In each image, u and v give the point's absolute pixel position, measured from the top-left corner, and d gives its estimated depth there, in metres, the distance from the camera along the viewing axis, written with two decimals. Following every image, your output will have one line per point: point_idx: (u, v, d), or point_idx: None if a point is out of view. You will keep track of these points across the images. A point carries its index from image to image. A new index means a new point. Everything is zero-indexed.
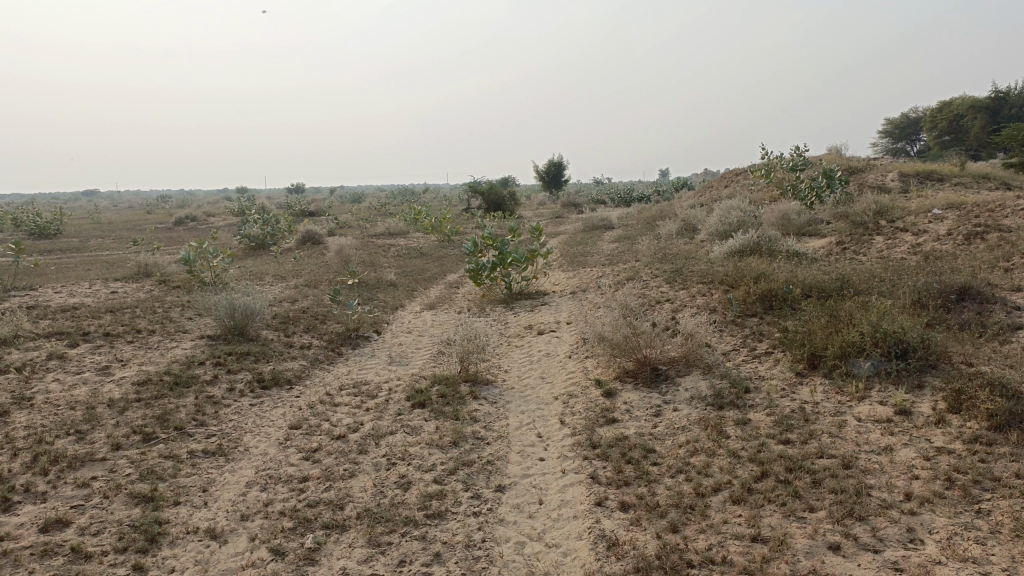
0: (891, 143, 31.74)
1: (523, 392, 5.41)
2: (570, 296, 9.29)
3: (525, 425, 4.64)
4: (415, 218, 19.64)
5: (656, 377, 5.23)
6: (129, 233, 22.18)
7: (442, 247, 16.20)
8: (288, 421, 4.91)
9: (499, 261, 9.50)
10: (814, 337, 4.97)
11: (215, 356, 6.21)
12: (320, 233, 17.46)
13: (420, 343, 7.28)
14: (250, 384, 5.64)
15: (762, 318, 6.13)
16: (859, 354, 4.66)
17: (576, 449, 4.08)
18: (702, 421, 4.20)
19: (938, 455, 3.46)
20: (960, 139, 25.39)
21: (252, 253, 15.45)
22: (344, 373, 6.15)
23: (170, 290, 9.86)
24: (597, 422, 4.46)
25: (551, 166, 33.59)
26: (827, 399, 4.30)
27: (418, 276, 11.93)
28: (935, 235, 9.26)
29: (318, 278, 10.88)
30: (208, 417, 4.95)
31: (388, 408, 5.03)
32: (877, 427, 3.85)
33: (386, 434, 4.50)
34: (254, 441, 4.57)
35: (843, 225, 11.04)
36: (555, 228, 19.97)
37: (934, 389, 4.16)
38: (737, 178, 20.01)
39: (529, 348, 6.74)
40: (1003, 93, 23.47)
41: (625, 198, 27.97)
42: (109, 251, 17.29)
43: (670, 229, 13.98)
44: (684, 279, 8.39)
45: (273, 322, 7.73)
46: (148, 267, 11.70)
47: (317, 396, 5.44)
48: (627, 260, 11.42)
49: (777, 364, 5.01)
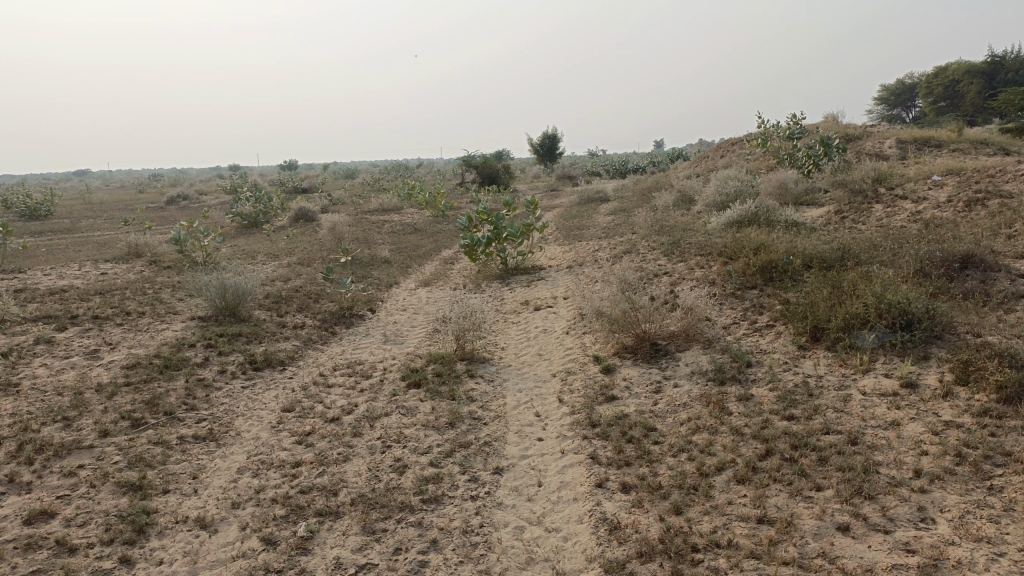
0: (886, 111, 31.50)
1: (521, 369, 5.31)
2: (567, 270, 9.17)
3: (523, 404, 4.54)
4: (409, 194, 19.45)
5: (656, 352, 5.13)
6: (120, 213, 21.96)
7: (436, 222, 16.05)
8: (281, 403, 4.81)
9: (494, 236, 9.38)
10: (816, 309, 4.86)
11: (206, 338, 6.09)
12: (313, 210, 17.28)
13: (415, 321, 7.17)
14: (242, 366, 5.53)
15: (762, 290, 6.02)
16: (863, 326, 4.56)
17: (575, 428, 3.99)
18: (704, 398, 4.11)
19: (946, 429, 3.37)
20: (956, 104, 25.19)
21: (244, 232, 15.28)
22: (338, 353, 6.04)
23: (162, 270, 9.72)
24: (596, 400, 4.37)
25: (545, 138, 33.30)
26: (831, 373, 4.21)
27: (413, 252, 11.79)
28: (935, 202, 9.13)
29: (311, 256, 10.74)
30: (199, 401, 4.85)
31: (383, 389, 4.93)
32: (883, 401, 3.76)
33: (380, 416, 4.40)
34: (246, 425, 4.47)
35: (841, 193, 10.92)
36: (550, 201, 19.81)
37: (941, 360, 4.06)
38: (733, 148, 19.81)
39: (526, 325, 6.63)
40: (1000, 57, 23.23)
41: (619, 169, 27.75)
42: (101, 231, 17.12)
43: (666, 200, 13.83)
44: (682, 251, 8.27)
45: (265, 301, 7.60)
46: (138, 247, 11.54)
47: (311, 377, 5.33)
48: (623, 232, 11.29)
49: (779, 337, 4.91)
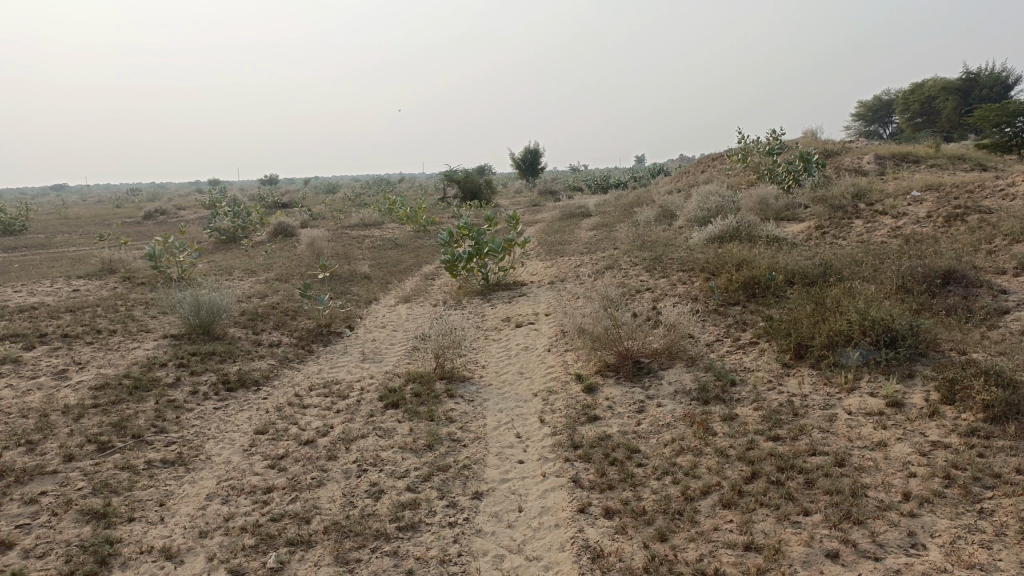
0: (863, 127, 31.88)
1: (501, 388, 5.20)
2: (548, 286, 9.10)
3: (503, 425, 4.43)
4: (390, 208, 19.32)
5: (639, 370, 5.05)
6: (97, 228, 21.64)
7: (417, 237, 15.95)
8: (254, 425, 4.67)
9: (475, 252, 9.28)
10: (800, 325, 4.81)
11: (179, 357, 5.93)
12: (292, 225, 17.11)
13: (394, 338, 7.05)
14: (215, 386, 5.38)
15: (745, 306, 5.97)
16: (847, 343, 4.50)
17: (556, 450, 3.89)
18: (688, 418, 4.03)
19: (934, 450, 3.31)
20: (932, 121, 25.52)
21: (222, 247, 15.07)
22: (315, 372, 5.91)
23: (136, 287, 9.53)
24: (578, 420, 4.27)
25: (527, 154, 33.34)
26: (816, 391, 4.14)
27: (393, 268, 11.67)
28: (915, 217, 9.17)
29: (289, 272, 10.58)
30: (169, 423, 4.70)
31: (359, 409, 4.80)
32: (869, 421, 3.70)
33: (357, 438, 4.28)
34: (218, 449, 4.33)
35: (821, 209, 10.95)
36: (532, 216, 19.78)
37: (926, 378, 4.01)
38: (714, 164, 19.90)
39: (507, 342, 6.53)
40: (973, 75, 23.59)
41: (601, 184, 27.81)
42: (75, 247, 16.83)
43: (648, 215, 13.81)
44: (664, 267, 8.22)
45: (241, 319, 7.45)
46: (112, 263, 11.32)
47: (286, 398, 5.19)
48: (605, 248, 11.24)
49: (763, 354, 4.84)
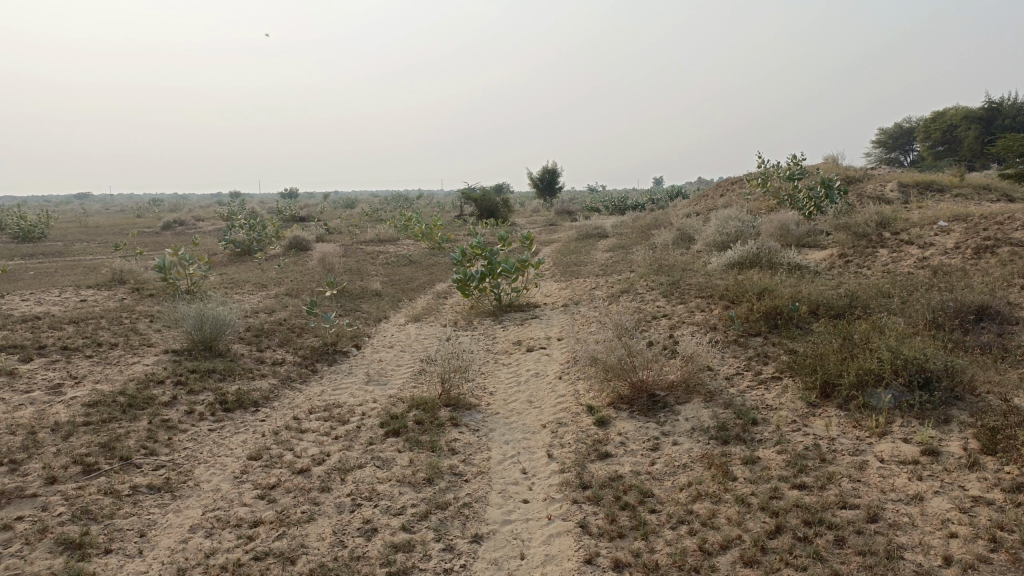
0: (885, 153, 31.52)
1: (508, 418, 4.96)
2: (561, 309, 8.87)
3: (508, 458, 4.19)
4: (406, 224, 19.19)
5: (654, 404, 4.79)
6: (114, 237, 21.62)
7: (432, 255, 15.77)
8: (248, 450, 4.45)
9: (488, 272, 9.08)
10: (826, 362, 4.54)
11: (177, 374, 5.74)
12: (307, 239, 16.99)
13: (401, 359, 6.84)
14: (211, 406, 5.17)
15: (766, 337, 5.71)
16: (877, 383, 4.22)
17: (564, 490, 3.63)
18: (706, 459, 3.77)
19: (975, 507, 3.04)
20: (954, 150, 25.18)
21: (235, 260, 14.97)
22: (316, 393, 5.70)
23: (144, 299, 9.38)
24: (588, 456, 4.02)
25: (545, 172, 33.24)
26: (844, 435, 3.87)
27: (405, 285, 11.48)
28: (942, 248, 8.87)
29: (299, 287, 10.41)
30: (160, 445, 4.48)
31: (359, 436, 4.58)
32: (902, 471, 3.42)
33: (353, 468, 4.04)
34: (207, 475, 4.11)
35: (844, 236, 10.68)
36: (548, 236, 19.57)
37: (963, 426, 3.74)
38: (733, 187, 19.63)
39: (517, 367, 6.30)
40: (997, 103, 23.23)
41: (619, 205, 27.61)
42: (91, 255, 16.80)
43: (666, 238, 13.57)
44: (682, 293, 7.96)
45: (245, 335, 7.26)
46: (122, 274, 11.20)
47: (284, 421, 4.98)
48: (621, 270, 11.01)
49: (786, 391, 4.57)
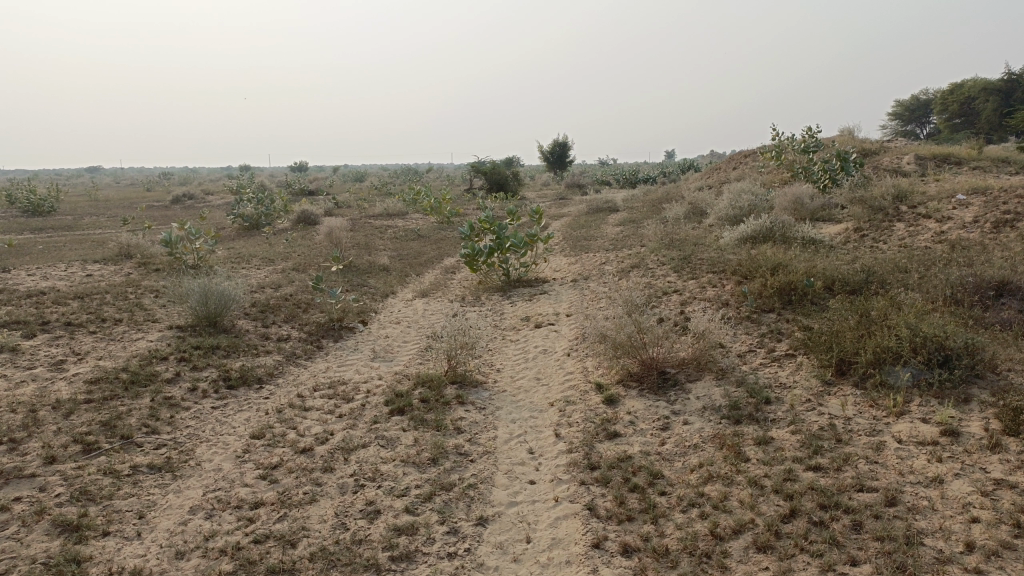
0: (900, 126, 31.00)
1: (516, 396, 4.86)
2: (571, 284, 8.75)
3: (515, 438, 4.11)
4: (414, 198, 19.05)
5: (664, 382, 4.69)
6: (123, 211, 21.58)
7: (441, 229, 15.64)
8: (251, 429, 4.38)
9: (496, 246, 8.96)
10: (842, 339, 4.41)
11: (181, 351, 5.67)
12: (315, 213, 16.89)
13: (408, 336, 6.76)
14: (214, 383, 5.10)
15: (780, 313, 5.58)
16: (895, 361, 4.10)
17: (571, 471, 3.55)
18: (717, 439, 3.67)
19: (998, 490, 2.92)
20: (972, 122, 24.73)
21: (244, 234, 14.89)
22: (322, 370, 5.63)
23: (150, 273, 9.31)
24: (597, 436, 3.93)
25: (555, 146, 32.93)
26: (860, 415, 3.75)
27: (413, 259, 11.38)
28: (960, 222, 8.67)
29: (306, 262, 10.33)
30: (162, 423, 4.42)
31: (363, 415, 4.50)
32: (921, 452, 3.31)
33: (356, 448, 3.97)
34: (209, 454, 4.04)
35: (859, 210, 10.47)
36: (558, 210, 19.39)
37: (984, 405, 3.62)
38: (745, 160, 19.35)
39: (525, 343, 6.20)
40: (1017, 74, 22.72)
41: (630, 179, 27.33)
42: (101, 229, 16.76)
43: (677, 212, 13.39)
44: (693, 268, 7.82)
45: (251, 310, 7.19)
46: (129, 248, 11.14)
47: (288, 399, 4.91)
48: (632, 245, 10.86)
49: (800, 369, 4.45)
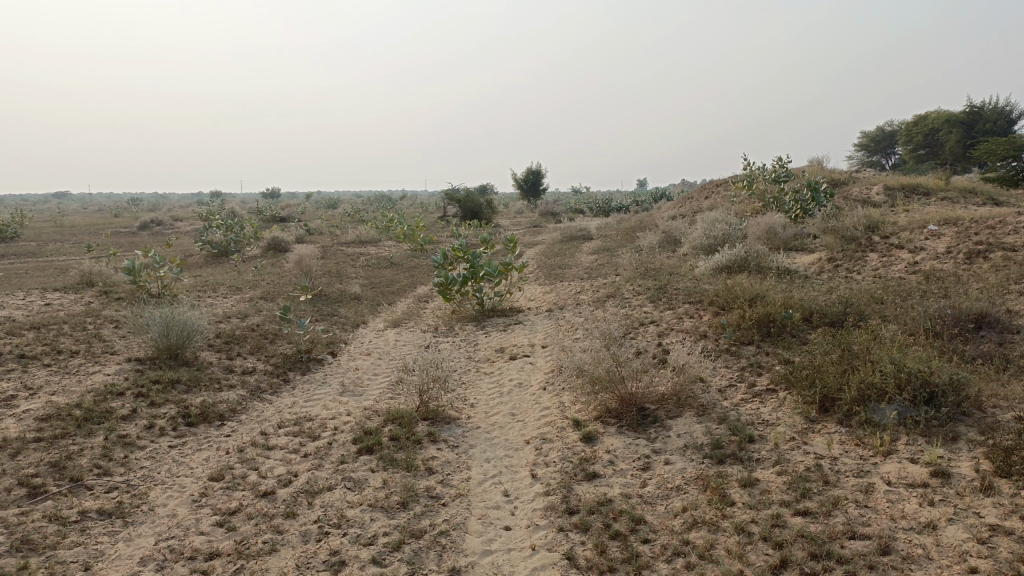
0: (866, 157, 31.55)
1: (490, 433, 4.68)
2: (546, 314, 8.61)
3: (489, 479, 3.92)
4: (387, 225, 18.86)
5: (643, 418, 4.54)
6: (87, 237, 21.09)
7: (413, 256, 15.48)
8: (210, 470, 4.15)
9: (470, 275, 8.80)
10: (824, 374, 4.30)
11: (139, 386, 5.41)
12: (286, 240, 16.62)
13: (379, 368, 6.55)
14: (173, 421, 4.85)
15: (759, 346, 5.47)
16: (880, 398, 3.99)
17: (549, 516, 3.37)
18: (701, 481, 3.52)
19: (994, 537, 2.80)
20: (936, 153, 25.24)
21: (212, 261, 14.57)
22: (287, 405, 5.40)
23: (111, 302, 9.00)
24: (575, 478, 3.75)
25: (529, 175, 33.01)
26: (847, 454, 3.63)
27: (385, 288, 11.18)
28: (933, 253, 8.69)
29: (275, 291, 10.08)
30: (115, 464, 4.17)
31: (329, 454, 4.29)
32: (912, 495, 3.19)
33: (322, 491, 3.75)
34: (163, 499, 3.80)
35: (832, 240, 10.50)
36: (532, 238, 19.34)
37: (973, 445, 3.51)
38: (717, 190, 19.48)
39: (499, 376, 6.03)
40: (978, 107, 23.24)
41: (603, 207, 27.42)
42: (63, 256, 16.33)
43: (651, 241, 13.35)
44: (669, 298, 7.72)
45: (214, 342, 6.93)
46: (91, 276, 10.80)
47: (251, 437, 4.67)
48: (607, 274, 10.77)
49: (782, 405, 4.33)
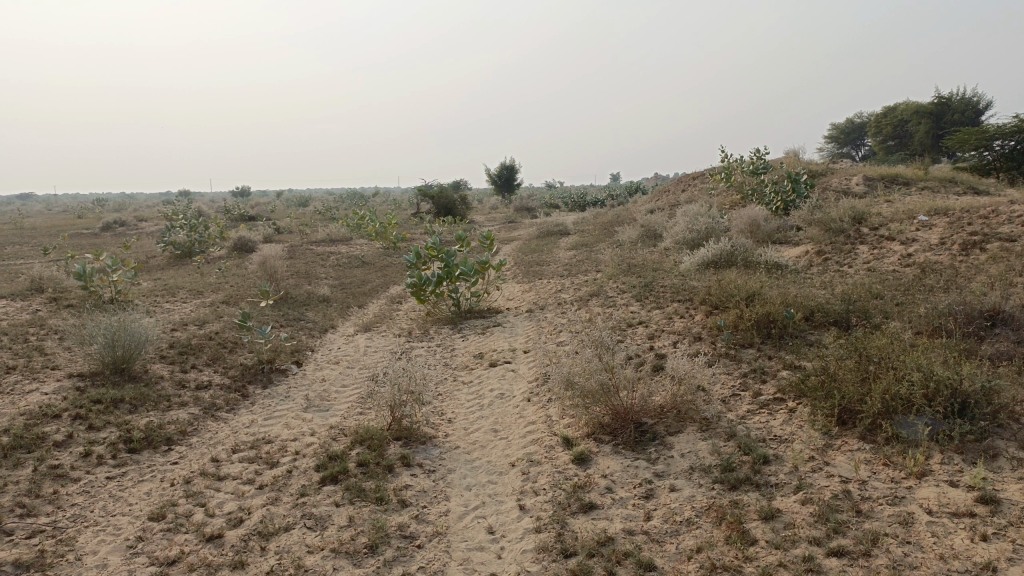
0: (836, 149, 31.46)
1: (470, 455, 4.20)
2: (526, 314, 8.15)
3: (472, 512, 3.45)
4: (358, 222, 18.25)
5: (641, 434, 4.09)
6: (42, 240, 20.16)
7: (385, 255, 14.90)
8: (151, 507, 3.61)
9: (445, 275, 8.30)
10: (841, 384, 3.88)
11: (77, 407, 4.82)
12: (253, 241, 15.96)
13: (348, 378, 6.05)
14: (113, 447, 4.29)
15: (760, 349, 5.05)
16: (906, 410, 3.56)
17: (542, 560, 2.90)
18: (715, 512, 3.08)
19: None
20: (906, 143, 25.12)
21: (175, 263, 13.88)
22: (245, 425, 4.88)
23: (59, 311, 8.36)
24: (569, 509, 3.29)
25: (501, 169, 32.62)
26: (876, 477, 3.21)
27: (356, 289, 10.65)
28: (926, 245, 8.35)
29: (238, 295, 9.49)
30: (42, 502, 3.58)
31: (289, 485, 3.78)
32: (959, 526, 2.77)
33: (277, 533, 3.26)
34: (94, 545, 3.23)
35: (818, 233, 10.16)
36: (508, 234, 18.85)
37: (1018, 463, 3.10)
38: (694, 183, 19.17)
39: (479, 386, 5.55)
40: (947, 98, 23.10)
41: (578, 203, 27.03)
42: (17, 259, 15.52)
43: (631, 236, 12.94)
44: (656, 296, 7.28)
45: (167, 353, 6.36)
46: (41, 282, 10.12)
47: (201, 465, 4.15)
48: (587, 270, 10.34)
49: (795, 419, 3.90)
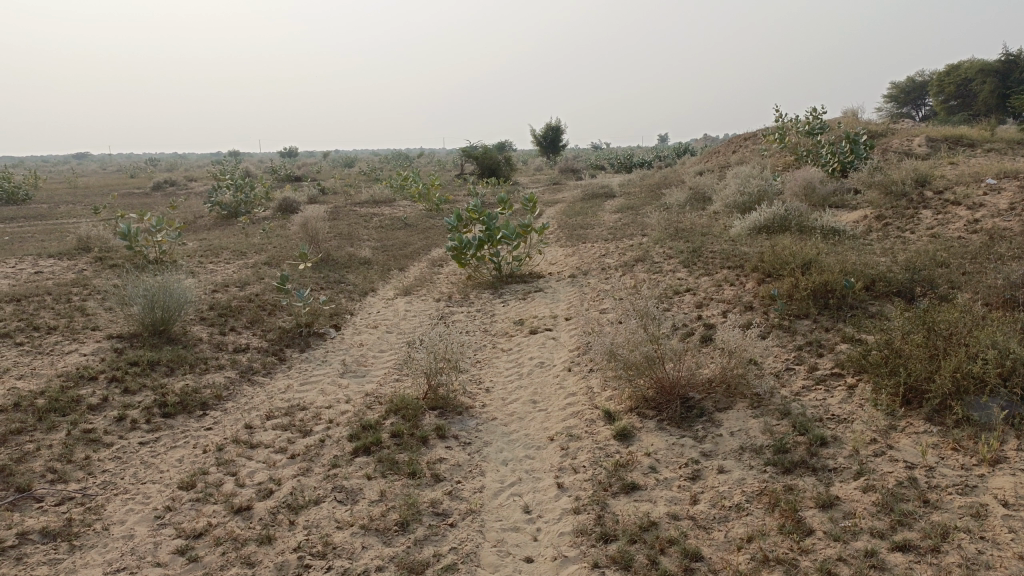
0: (895, 109, 30.14)
1: (508, 427, 4.05)
2: (569, 280, 7.92)
3: (507, 490, 3.29)
4: (402, 183, 18.11)
5: (688, 410, 3.87)
6: (94, 200, 20.50)
7: (428, 217, 14.77)
8: (182, 475, 3.54)
9: (486, 238, 8.10)
10: (906, 360, 3.59)
11: (114, 370, 4.80)
12: (297, 202, 15.96)
13: (386, 344, 5.94)
14: (147, 412, 4.24)
15: (815, 321, 4.76)
16: (979, 390, 3.27)
17: (580, 545, 2.74)
18: (767, 498, 2.87)
19: None
20: (968, 104, 23.90)
21: (219, 224, 13.93)
22: (280, 391, 4.80)
23: (104, 270, 8.40)
24: (610, 490, 3.11)
25: (548, 130, 32.14)
26: (945, 463, 2.95)
27: (397, 251, 10.53)
28: (995, 210, 7.84)
29: (280, 256, 9.44)
30: (74, 468, 3.54)
31: (321, 455, 3.68)
32: None
33: (307, 506, 3.15)
34: (123, 514, 3.17)
35: (877, 196, 9.66)
36: (552, 196, 18.53)
37: None
38: (746, 143, 18.53)
39: (518, 354, 5.38)
40: (1014, 56, 21.82)
41: (625, 164, 26.48)
42: (70, 219, 15.77)
43: (679, 199, 12.53)
44: (705, 262, 6.98)
45: (207, 315, 6.32)
46: (89, 242, 10.21)
47: (234, 432, 4.08)
48: (633, 234, 10.03)
49: (855, 398, 3.64)
